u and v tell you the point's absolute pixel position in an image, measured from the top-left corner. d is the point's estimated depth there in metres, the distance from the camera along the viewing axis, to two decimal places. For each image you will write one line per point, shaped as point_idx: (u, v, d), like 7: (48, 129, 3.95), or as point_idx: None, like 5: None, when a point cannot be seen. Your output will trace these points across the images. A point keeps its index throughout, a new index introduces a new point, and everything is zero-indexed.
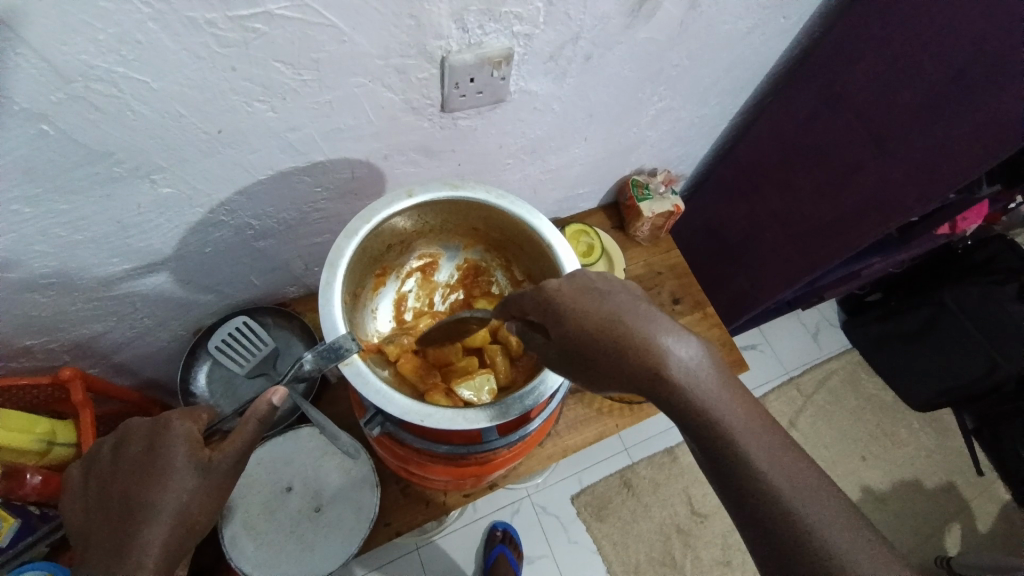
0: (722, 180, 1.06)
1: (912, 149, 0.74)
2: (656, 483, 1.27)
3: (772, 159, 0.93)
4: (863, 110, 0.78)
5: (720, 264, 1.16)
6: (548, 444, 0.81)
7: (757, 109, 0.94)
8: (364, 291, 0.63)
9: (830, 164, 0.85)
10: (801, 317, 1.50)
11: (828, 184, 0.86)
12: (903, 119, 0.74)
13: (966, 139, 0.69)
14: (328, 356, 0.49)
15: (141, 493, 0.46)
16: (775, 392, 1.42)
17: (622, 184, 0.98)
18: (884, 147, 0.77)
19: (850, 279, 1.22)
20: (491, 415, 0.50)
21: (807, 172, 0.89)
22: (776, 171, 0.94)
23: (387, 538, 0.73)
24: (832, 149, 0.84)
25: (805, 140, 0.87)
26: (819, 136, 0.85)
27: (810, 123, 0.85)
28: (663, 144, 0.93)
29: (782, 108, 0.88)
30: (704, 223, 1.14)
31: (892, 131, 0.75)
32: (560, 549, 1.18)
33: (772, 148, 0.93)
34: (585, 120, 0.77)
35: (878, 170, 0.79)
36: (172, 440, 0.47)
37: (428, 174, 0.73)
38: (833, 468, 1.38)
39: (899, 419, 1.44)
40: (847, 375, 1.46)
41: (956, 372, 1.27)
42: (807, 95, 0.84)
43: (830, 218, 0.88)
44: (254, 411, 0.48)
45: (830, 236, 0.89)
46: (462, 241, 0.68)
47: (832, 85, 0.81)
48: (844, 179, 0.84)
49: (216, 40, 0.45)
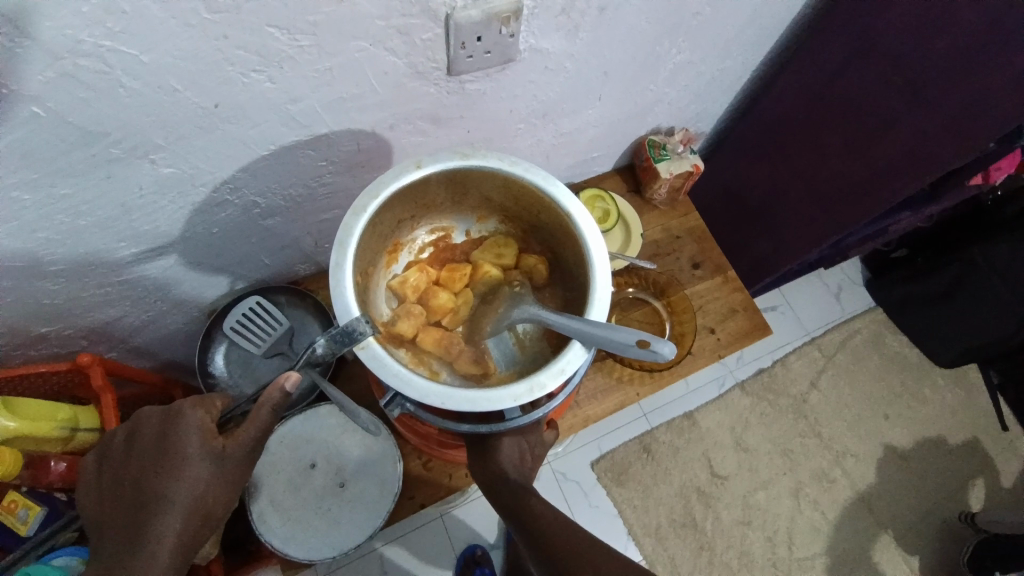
0: (743, 139, 1.00)
1: (949, 99, 0.69)
2: (676, 448, 1.26)
3: (796, 113, 0.88)
4: (898, 55, 0.73)
5: (741, 228, 1.12)
6: (569, 415, 0.81)
7: (780, 60, 0.88)
8: (376, 269, 0.61)
9: (861, 117, 0.80)
10: (823, 277, 1.47)
11: (858, 139, 0.82)
12: (940, 64, 0.68)
13: (1008, 86, 0.64)
14: (341, 341, 0.48)
15: (154, 484, 0.46)
16: (796, 353, 1.39)
17: (638, 145, 0.94)
18: (918, 98, 0.72)
19: (877, 237, 1.19)
20: (515, 394, 0.49)
21: (836, 125, 0.84)
22: (800, 127, 0.89)
23: (411, 510, 0.74)
24: (863, 100, 0.79)
25: (833, 92, 0.81)
26: (850, 85, 0.79)
27: (840, 71, 0.80)
28: (681, 101, 0.88)
29: (807, 59, 0.83)
30: (723, 184, 1.10)
31: (927, 77, 0.70)
32: (581, 514, 1.19)
33: (797, 103, 0.87)
34: (600, 78, 0.73)
35: (912, 122, 0.74)
36: (183, 430, 0.47)
37: (436, 145, 0.70)
38: (856, 428, 1.35)
39: (924, 377, 1.41)
40: (871, 335, 1.43)
41: (987, 329, 1.24)
42: (835, 42, 0.78)
43: (859, 175, 0.84)
44: (266, 397, 0.47)
45: (859, 193, 0.85)
46: (475, 212, 0.66)
47: (863, 31, 0.75)
48: (874, 133, 0.79)
49: (206, 6, 0.42)
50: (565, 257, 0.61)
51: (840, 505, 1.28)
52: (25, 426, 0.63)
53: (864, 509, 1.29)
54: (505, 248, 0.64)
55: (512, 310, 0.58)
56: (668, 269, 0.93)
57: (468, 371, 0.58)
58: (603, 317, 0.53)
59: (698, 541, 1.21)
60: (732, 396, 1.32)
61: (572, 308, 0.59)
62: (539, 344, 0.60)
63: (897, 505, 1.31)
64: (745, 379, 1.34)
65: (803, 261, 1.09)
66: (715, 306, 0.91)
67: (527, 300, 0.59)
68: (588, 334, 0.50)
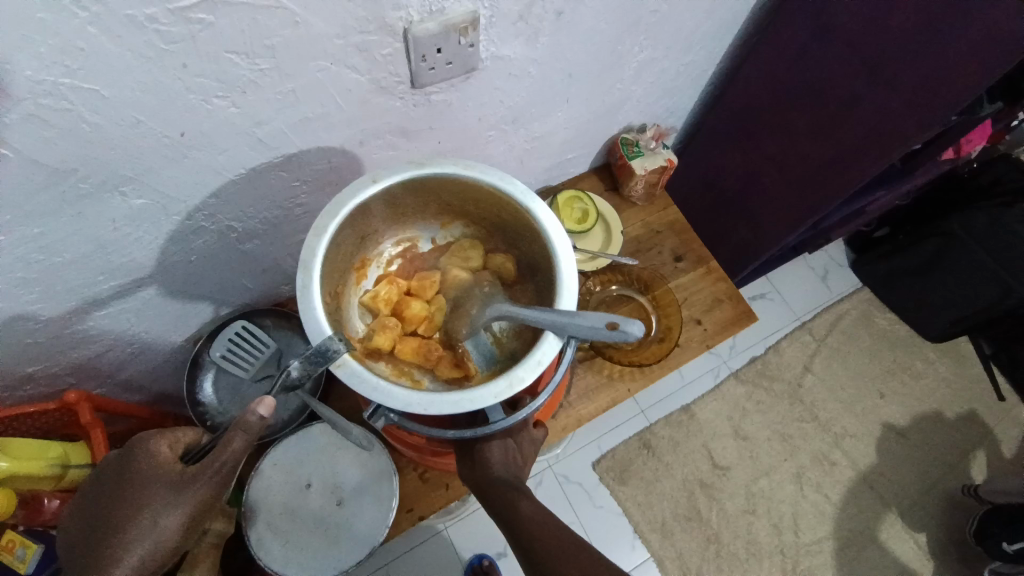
0: (714, 131, 1.01)
1: (907, 77, 0.70)
2: (676, 441, 1.26)
3: (763, 101, 0.89)
4: (856, 37, 0.74)
5: (719, 218, 1.13)
6: (561, 416, 0.81)
7: (742, 50, 0.90)
8: (346, 287, 0.62)
9: (822, 100, 0.81)
10: (809, 261, 1.48)
11: (823, 122, 0.83)
12: (898, 42, 0.70)
13: (963, 59, 0.65)
14: (317, 360, 0.48)
15: (117, 512, 0.51)
16: (788, 338, 1.40)
17: (612, 143, 0.95)
18: (878, 77, 0.73)
19: (855, 219, 1.21)
20: (496, 392, 0.50)
21: (800, 111, 0.85)
22: (768, 114, 0.90)
23: (410, 524, 0.74)
24: (825, 82, 0.80)
25: (797, 77, 0.83)
26: (812, 68, 0.81)
27: (803, 55, 0.81)
28: (650, 97, 0.89)
29: (771, 46, 0.84)
30: (699, 176, 1.11)
31: (888, 56, 0.71)
32: (586, 515, 1.18)
33: (763, 90, 0.88)
34: (566, 80, 0.74)
35: (874, 102, 0.75)
36: (140, 461, 0.52)
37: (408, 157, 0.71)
38: (852, 408, 1.35)
39: (915, 353, 1.42)
40: (860, 314, 1.44)
41: (972, 299, 1.24)
42: (796, 27, 0.80)
43: (828, 157, 0.85)
44: (242, 419, 0.50)
45: (827, 174, 0.87)
46: (439, 219, 0.67)
47: (821, 15, 0.76)
48: (839, 115, 0.80)
49: (162, 37, 0.43)
50: (530, 252, 0.62)
51: (843, 486, 1.29)
52: (16, 465, 0.62)
53: (866, 489, 1.29)
54: (471, 251, 0.65)
55: (485, 310, 0.59)
56: (650, 264, 0.93)
57: (449, 376, 0.60)
58: (572, 306, 0.54)
59: (705, 533, 1.21)
60: (727, 385, 1.32)
61: (543, 301, 0.60)
62: (515, 342, 0.61)
63: (899, 482, 1.31)
64: (740, 368, 1.35)
65: (785, 246, 1.09)
66: (699, 297, 0.92)
67: (498, 299, 0.59)
68: (555, 322, 0.51)
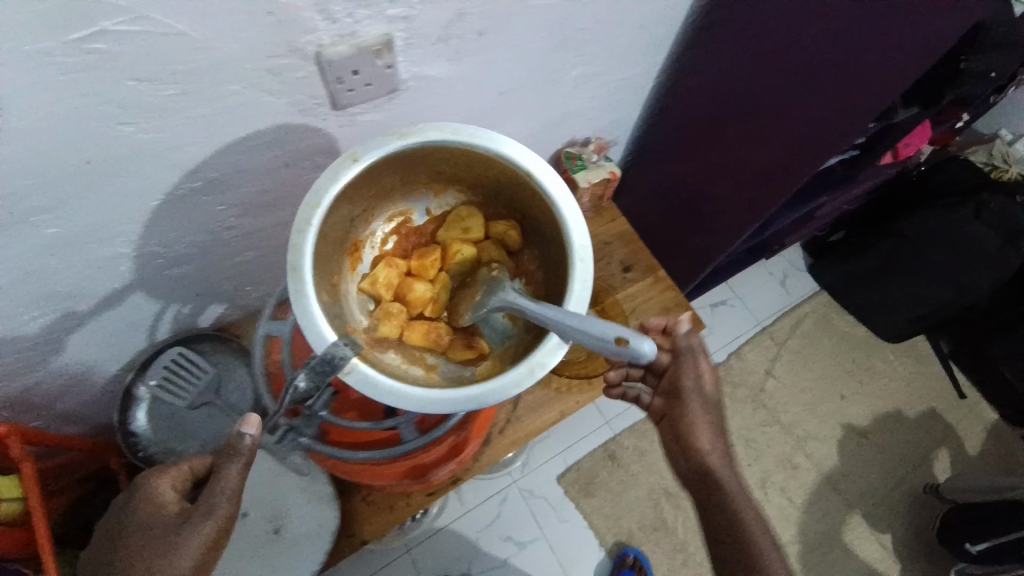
0: (662, 139, 1.03)
1: (831, 82, 0.71)
2: (641, 451, 1.26)
3: (704, 108, 0.91)
4: (785, 45, 0.75)
5: (671, 229, 1.13)
6: (507, 431, 0.80)
7: (680, 61, 0.91)
8: (342, 274, 0.62)
9: (756, 107, 0.82)
10: (768, 266, 1.51)
11: (758, 128, 0.84)
12: (822, 50, 0.71)
13: (878, 65, 0.66)
14: (322, 368, 0.50)
15: (129, 553, 0.49)
16: (749, 343, 1.41)
17: (556, 157, 0.96)
18: (804, 83, 0.74)
19: (808, 221, 1.22)
20: (519, 379, 0.53)
21: (737, 117, 0.86)
22: (709, 121, 0.91)
23: (354, 548, 0.73)
24: (758, 89, 0.81)
25: (733, 85, 0.84)
26: (748, 77, 0.82)
27: (738, 64, 0.82)
28: (591, 111, 0.91)
29: (709, 54, 0.86)
30: (650, 186, 1.12)
31: (814, 63, 0.72)
32: (552, 529, 1.17)
33: (704, 97, 0.90)
34: (499, 98, 0.75)
35: (802, 108, 0.76)
36: (148, 496, 0.52)
37: None
38: (814, 410, 1.36)
39: (874, 353, 1.44)
40: (819, 317, 1.47)
41: (927, 298, 1.27)
42: (730, 36, 0.81)
43: (764, 164, 0.85)
44: (238, 444, 0.51)
45: (762, 183, 0.87)
46: (430, 189, 0.66)
47: (751, 24, 0.78)
48: (771, 121, 0.81)
49: (58, 67, 0.43)
50: (535, 218, 0.64)
51: (808, 489, 1.29)
52: None
53: (831, 491, 1.30)
54: (470, 220, 0.66)
55: (489, 297, 0.60)
56: (599, 275, 0.94)
57: (462, 357, 0.62)
58: (587, 292, 0.57)
59: (671, 543, 1.20)
60: None
61: (553, 265, 0.63)
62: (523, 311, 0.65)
63: (863, 482, 1.32)
64: None
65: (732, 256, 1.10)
66: (648, 307, 0.92)
67: (503, 284, 0.60)
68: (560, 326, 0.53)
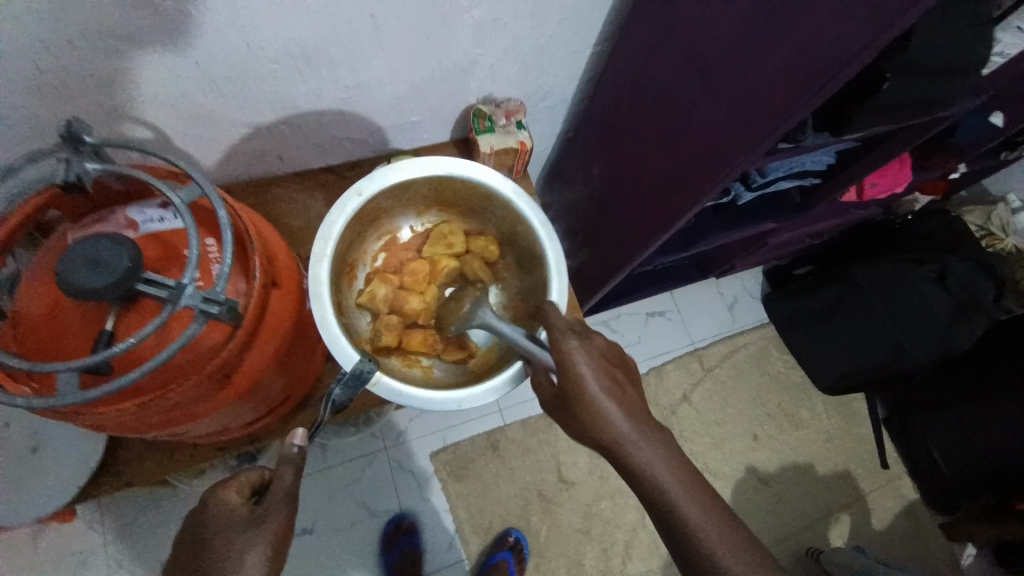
0: (586, 128, 0.92)
1: (735, 88, 0.62)
2: (526, 447, 1.20)
3: (624, 100, 0.81)
4: (708, 34, 0.64)
5: (591, 226, 1.01)
6: (330, 400, 0.72)
7: (607, 44, 0.79)
8: (343, 294, 0.68)
9: (669, 108, 0.73)
10: (720, 286, 1.41)
11: (667, 134, 0.74)
12: (739, 45, 0.60)
13: (778, 75, 0.56)
14: (352, 383, 0.56)
15: (207, 559, 0.49)
16: (675, 362, 1.33)
17: (468, 114, 0.83)
18: (713, 86, 0.65)
19: (757, 248, 1.10)
20: (496, 385, 0.61)
21: (648, 117, 0.77)
22: (626, 116, 0.81)
23: (114, 488, 0.67)
24: (672, 88, 0.71)
25: (647, 79, 0.74)
26: (666, 69, 0.71)
27: (657, 53, 0.71)
28: (507, 70, 0.76)
29: (630, 38, 0.75)
30: (575, 176, 1.00)
31: (731, 60, 0.62)
32: (410, 506, 1.12)
33: (624, 88, 0.79)
34: (372, 21, 0.60)
35: (707, 116, 0.67)
36: (210, 515, 0.51)
37: (155, 76, 0.56)
38: (720, 446, 1.28)
39: (803, 400, 1.35)
40: (757, 350, 1.37)
41: (866, 353, 1.20)
42: (648, 22, 0.71)
43: (671, 172, 0.76)
44: (285, 456, 0.54)
45: (671, 192, 0.78)
46: (417, 209, 0.73)
47: (668, 12, 0.67)
48: (680, 127, 0.72)
49: None
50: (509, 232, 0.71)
51: None
52: None
53: None
54: (452, 236, 0.73)
55: (473, 316, 0.65)
56: None
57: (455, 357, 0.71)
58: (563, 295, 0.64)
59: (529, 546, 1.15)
60: None
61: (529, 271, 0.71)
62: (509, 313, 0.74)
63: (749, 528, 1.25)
64: None
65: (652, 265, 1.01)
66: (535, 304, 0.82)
67: (485, 305, 0.66)
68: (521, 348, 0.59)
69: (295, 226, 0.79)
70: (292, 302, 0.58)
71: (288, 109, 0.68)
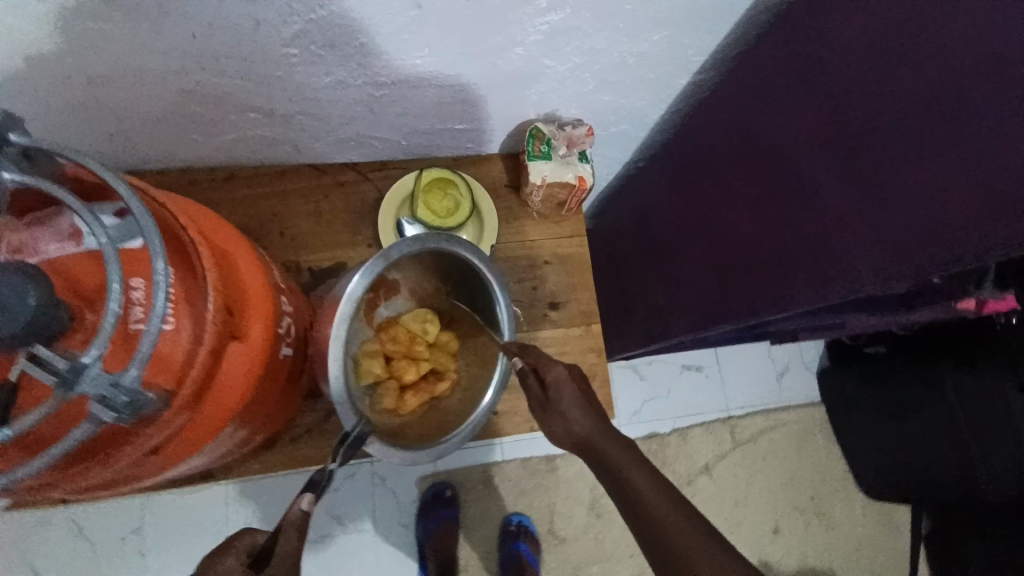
0: (662, 166, 0.77)
1: (883, 178, 0.47)
2: (521, 489, 1.09)
3: (717, 149, 0.66)
4: (883, 112, 0.48)
5: (635, 272, 0.86)
6: (293, 447, 0.63)
7: (719, 79, 0.66)
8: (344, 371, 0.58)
9: (776, 177, 0.58)
10: (772, 351, 1.25)
11: (766, 207, 0.59)
12: (933, 138, 0.44)
13: (970, 183, 0.42)
14: (353, 444, 0.52)
15: None
16: (703, 427, 1.18)
17: (523, 130, 0.69)
18: (848, 167, 0.50)
19: (835, 327, 0.93)
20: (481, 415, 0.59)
21: (746, 180, 0.62)
22: (716, 169, 0.66)
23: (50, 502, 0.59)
24: (786, 152, 0.56)
25: (759, 134, 0.60)
26: (801, 135, 0.55)
27: (802, 116, 0.55)
28: (581, 86, 0.62)
29: (746, 78, 0.61)
30: (633, 212, 0.84)
31: (912, 152, 0.46)
32: (386, 529, 1.03)
33: (722, 135, 0.65)
34: (416, 14, 0.47)
35: (829, 201, 0.52)
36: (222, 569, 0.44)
37: (138, 43, 0.45)
38: (736, 530, 1.16)
39: (839, 497, 1.23)
40: (798, 432, 1.23)
41: (928, 465, 1.01)
42: (775, 67, 0.58)
43: (759, 255, 0.60)
44: (287, 521, 0.46)
45: (748, 278, 0.61)
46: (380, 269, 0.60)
47: (809, 61, 0.54)
48: (788, 206, 0.56)
49: None
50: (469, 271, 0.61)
51: None
52: None
53: None
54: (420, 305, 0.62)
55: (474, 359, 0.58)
56: (517, 298, 0.71)
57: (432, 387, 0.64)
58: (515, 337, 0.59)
59: None
60: None
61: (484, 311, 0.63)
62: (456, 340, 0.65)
63: None
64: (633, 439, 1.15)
65: (704, 340, 0.86)
66: None
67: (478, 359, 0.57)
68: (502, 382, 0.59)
69: (301, 228, 0.68)
70: (259, 346, 0.45)
71: (306, 99, 0.56)
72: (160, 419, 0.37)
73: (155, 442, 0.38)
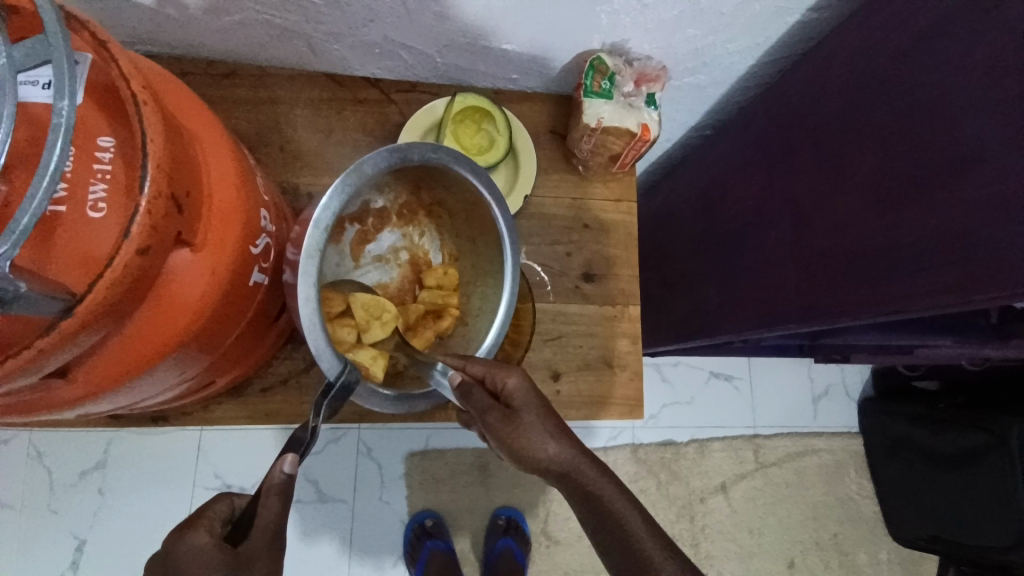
0: (738, 133, 0.64)
1: None
2: (518, 481, 1.00)
3: (816, 113, 0.53)
4: None
5: (684, 257, 0.74)
6: (264, 399, 0.53)
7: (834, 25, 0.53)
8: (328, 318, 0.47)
9: (899, 149, 0.45)
10: (811, 372, 1.12)
11: (877, 186, 0.46)
12: None
13: None
14: (337, 396, 0.40)
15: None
16: (725, 442, 1.07)
17: (581, 63, 0.58)
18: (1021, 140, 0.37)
19: (905, 355, 0.80)
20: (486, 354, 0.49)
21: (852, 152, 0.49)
22: (811, 138, 0.54)
23: None
24: (919, 118, 0.44)
25: (882, 95, 0.47)
26: (956, 96, 0.41)
27: (964, 71, 0.41)
28: (665, 12, 0.50)
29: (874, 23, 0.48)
30: (694, 187, 0.72)
31: None
32: (364, 504, 0.94)
33: (827, 95, 0.52)
34: None
35: (977, 185, 0.39)
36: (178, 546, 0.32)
37: None
38: (748, 561, 1.06)
39: (865, 541, 1.11)
40: (830, 464, 1.11)
41: (973, 527, 0.93)
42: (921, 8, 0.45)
43: (858, 248, 0.47)
44: (267, 487, 0.34)
45: (833, 273, 0.49)
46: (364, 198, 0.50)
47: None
48: (913, 188, 0.43)
49: None
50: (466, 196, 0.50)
51: None
52: None
53: None
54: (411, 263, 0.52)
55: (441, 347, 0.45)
56: (547, 264, 0.61)
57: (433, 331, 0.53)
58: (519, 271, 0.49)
59: None
60: (621, 457, 1.03)
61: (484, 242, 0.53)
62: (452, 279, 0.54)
63: None
64: (646, 445, 1.04)
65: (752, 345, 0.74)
66: (585, 350, 0.60)
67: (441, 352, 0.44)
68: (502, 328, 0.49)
69: (305, 147, 0.58)
70: (223, 262, 0.36)
71: None
72: (57, 326, 0.27)
73: (56, 358, 0.28)
